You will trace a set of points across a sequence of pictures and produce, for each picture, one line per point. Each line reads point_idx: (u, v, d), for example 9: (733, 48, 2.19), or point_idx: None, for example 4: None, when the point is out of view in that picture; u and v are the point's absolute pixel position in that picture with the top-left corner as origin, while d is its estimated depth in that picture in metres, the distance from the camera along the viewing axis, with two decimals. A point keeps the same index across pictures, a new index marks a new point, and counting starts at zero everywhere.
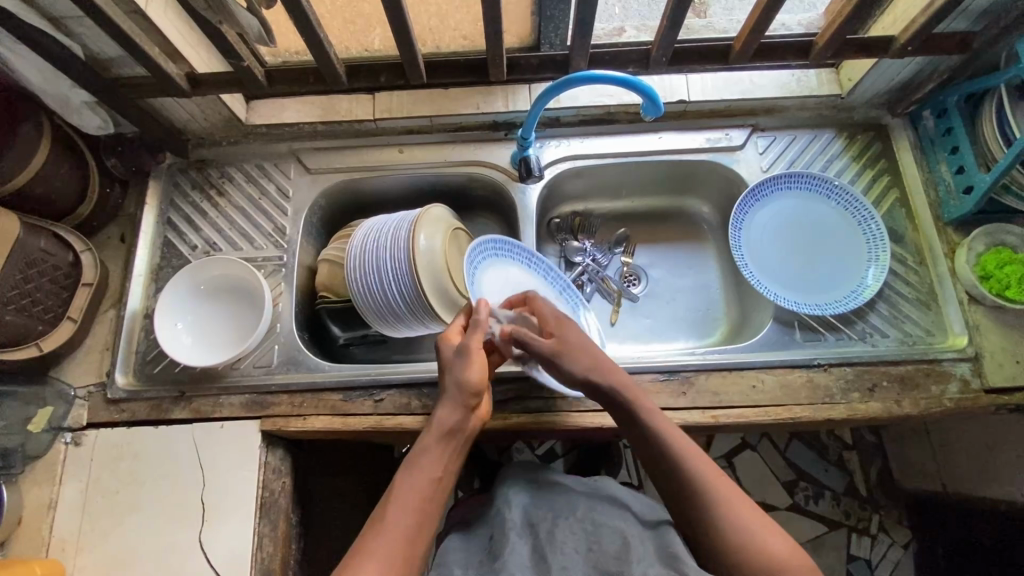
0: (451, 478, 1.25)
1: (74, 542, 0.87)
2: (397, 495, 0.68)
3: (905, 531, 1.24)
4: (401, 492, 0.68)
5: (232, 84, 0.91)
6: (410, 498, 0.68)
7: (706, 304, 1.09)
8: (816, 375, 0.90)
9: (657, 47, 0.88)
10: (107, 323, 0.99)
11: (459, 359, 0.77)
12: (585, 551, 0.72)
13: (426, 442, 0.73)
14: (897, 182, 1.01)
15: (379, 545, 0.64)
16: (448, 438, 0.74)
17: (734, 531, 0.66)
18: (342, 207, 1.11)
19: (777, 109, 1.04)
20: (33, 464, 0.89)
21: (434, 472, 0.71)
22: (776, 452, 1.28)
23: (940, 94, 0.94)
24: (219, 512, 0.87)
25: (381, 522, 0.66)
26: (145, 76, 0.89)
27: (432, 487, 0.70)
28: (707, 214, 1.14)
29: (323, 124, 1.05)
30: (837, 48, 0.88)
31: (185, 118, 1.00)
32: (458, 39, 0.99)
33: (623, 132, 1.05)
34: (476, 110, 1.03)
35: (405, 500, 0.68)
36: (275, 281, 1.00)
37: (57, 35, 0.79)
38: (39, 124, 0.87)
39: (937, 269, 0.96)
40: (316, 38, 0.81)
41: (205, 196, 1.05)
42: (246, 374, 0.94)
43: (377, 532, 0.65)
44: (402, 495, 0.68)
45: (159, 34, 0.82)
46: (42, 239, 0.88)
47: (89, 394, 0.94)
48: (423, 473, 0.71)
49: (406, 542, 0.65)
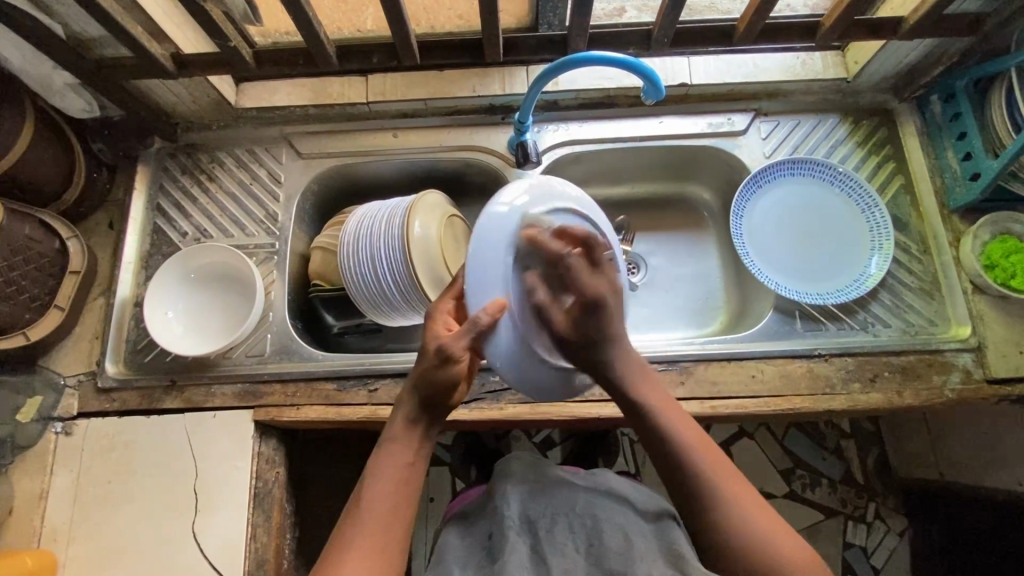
0: (448, 465, 1.25)
1: (65, 531, 0.86)
2: (370, 479, 0.61)
3: (902, 519, 1.24)
4: (373, 480, 0.61)
5: (219, 66, 0.88)
6: (384, 486, 0.61)
7: (705, 292, 1.08)
8: (816, 365, 0.89)
9: (659, 28, 0.85)
10: (97, 311, 0.97)
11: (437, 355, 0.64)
12: (586, 548, 0.70)
13: (396, 425, 0.65)
14: (903, 168, 0.99)
15: (358, 541, 0.57)
16: (420, 419, 0.65)
17: (724, 521, 0.60)
18: (336, 192, 1.08)
19: (780, 93, 1.02)
20: (24, 454, 0.88)
21: (402, 459, 0.63)
22: (774, 441, 1.28)
23: (948, 78, 0.92)
24: (212, 502, 0.86)
25: (354, 513, 0.59)
26: (130, 57, 0.86)
27: (407, 470, 0.62)
28: (708, 200, 1.12)
29: (314, 107, 1.02)
30: (843, 29, 0.85)
31: (173, 101, 0.98)
32: (453, 19, 0.96)
33: (623, 116, 1.02)
34: (472, 92, 1.01)
35: (380, 485, 0.61)
36: (267, 268, 0.98)
37: (35, 15, 0.76)
38: (22, 107, 0.84)
39: (941, 257, 0.94)
40: (304, 17, 0.78)
41: (195, 181, 1.03)
42: (238, 364, 0.93)
43: (351, 527, 0.58)
44: (373, 486, 0.61)
45: (141, 12, 0.79)
46: (27, 225, 0.85)
47: (79, 383, 0.93)
48: (395, 455, 0.63)
49: (387, 531, 0.58)
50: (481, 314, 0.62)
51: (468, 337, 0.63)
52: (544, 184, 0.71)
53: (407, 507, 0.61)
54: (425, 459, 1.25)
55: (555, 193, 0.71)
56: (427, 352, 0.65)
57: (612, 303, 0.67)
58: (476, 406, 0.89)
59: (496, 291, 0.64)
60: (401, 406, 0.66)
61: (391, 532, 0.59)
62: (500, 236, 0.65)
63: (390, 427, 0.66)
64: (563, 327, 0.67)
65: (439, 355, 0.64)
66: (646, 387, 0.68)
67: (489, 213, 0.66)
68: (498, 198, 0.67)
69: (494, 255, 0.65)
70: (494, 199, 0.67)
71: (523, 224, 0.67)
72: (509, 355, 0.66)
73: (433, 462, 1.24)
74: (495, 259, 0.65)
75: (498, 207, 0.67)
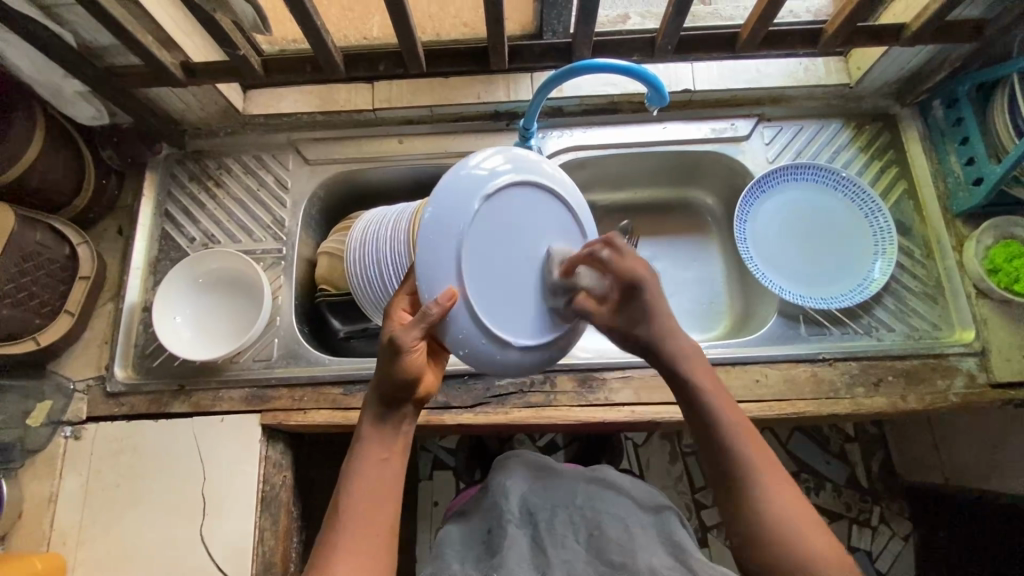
0: (452, 468, 1.25)
1: (74, 535, 0.87)
2: (348, 482, 0.61)
3: (906, 523, 1.24)
4: (350, 483, 0.61)
5: (228, 74, 0.89)
6: (364, 487, 0.60)
7: (708, 296, 1.08)
8: (820, 369, 0.89)
9: (663, 36, 0.86)
10: (106, 316, 0.98)
11: (391, 351, 0.61)
12: (586, 540, 0.72)
13: (365, 425, 0.64)
14: (906, 173, 0.99)
15: (342, 543, 0.57)
16: (386, 417, 0.63)
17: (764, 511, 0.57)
18: (342, 198, 1.09)
19: (783, 99, 1.03)
20: (33, 458, 0.89)
21: (378, 456, 0.62)
22: (778, 444, 1.28)
23: (951, 83, 0.92)
24: (219, 505, 0.87)
25: (337, 516, 0.59)
26: (140, 65, 0.87)
27: (383, 469, 0.62)
28: (712, 205, 1.13)
29: (321, 114, 1.03)
30: (846, 36, 0.86)
31: (181, 108, 0.99)
32: (459, 27, 0.97)
33: (627, 122, 1.03)
34: (476, 99, 1.01)
35: (359, 486, 0.60)
36: (274, 274, 0.99)
37: (47, 24, 0.77)
38: (33, 115, 0.85)
39: (945, 262, 0.94)
40: (312, 26, 0.79)
41: (202, 187, 1.04)
42: (246, 368, 0.94)
43: (335, 530, 0.58)
44: (351, 487, 0.60)
45: (151, 21, 0.80)
46: (37, 232, 0.86)
47: (87, 388, 0.94)
48: (368, 454, 0.62)
49: (372, 531, 0.59)
50: (431, 305, 0.58)
51: (420, 327, 0.59)
52: (506, 151, 0.66)
53: (390, 506, 0.61)
54: (430, 463, 1.25)
55: (519, 161, 0.65)
56: (383, 346, 0.62)
57: (650, 281, 0.61)
58: (482, 410, 0.90)
59: (447, 272, 0.60)
60: (366, 406, 0.64)
61: (378, 531, 0.59)
62: (457, 213, 0.61)
63: (361, 426, 0.64)
64: (608, 320, 0.63)
65: (394, 346, 0.60)
66: (693, 364, 0.63)
67: (446, 188, 0.62)
68: (457, 170, 0.63)
69: (449, 236, 0.60)
70: (453, 173, 0.63)
71: (483, 198, 0.62)
72: (467, 343, 0.61)
73: (437, 466, 1.25)
74: (450, 240, 0.60)
75: (457, 176, 0.63)
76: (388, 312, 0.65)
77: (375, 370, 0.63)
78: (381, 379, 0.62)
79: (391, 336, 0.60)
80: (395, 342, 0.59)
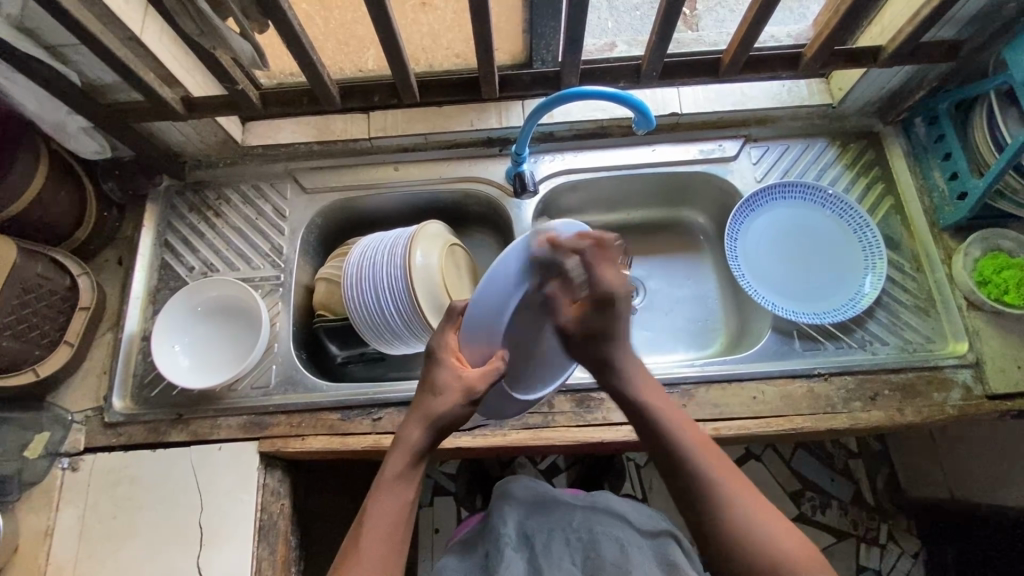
0: (453, 495, 1.24)
1: (72, 568, 0.86)
2: (370, 516, 0.60)
3: (915, 541, 1.22)
4: (369, 518, 0.60)
5: (226, 107, 0.91)
6: (381, 524, 0.59)
7: (704, 314, 1.09)
8: (816, 385, 0.90)
9: (647, 62, 0.88)
10: (105, 346, 0.99)
11: (455, 390, 0.65)
12: (583, 563, 0.73)
13: (393, 467, 0.63)
14: (891, 189, 1.01)
15: None
16: (416, 463, 0.64)
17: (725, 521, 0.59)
18: (340, 225, 1.11)
19: (769, 119, 1.05)
20: (30, 490, 0.89)
21: (403, 498, 0.61)
22: (781, 462, 1.27)
23: (930, 102, 0.95)
24: (218, 534, 0.86)
25: (354, 553, 0.58)
26: (141, 100, 0.90)
27: (404, 511, 0.61)
28: (704, 224, 1.14)
29: (318, 144, 1.06)
30: (825, 60, 0.89)
31: (181, 141, 1.01)
32: (451, 58, 1.00)
33: (617, 144, 1.05)
34: (469, 127, 1.04)
35: (374, 528, 0.59)
36: (272, 301, 1.00)
37: (52, 63, 0.80)
38: (37, 151, 0.87)
39: (934, 274, 0.95)
40: (309, 61, 0.81)
41: (202, 217, 1.05)
42: (244, 396, 0.94)
43: (354, 557, 0.57)
44: (374, 517, 0.60)
45: (152, 59, 0.83)
46: (39, 264, 0.88)
47: (86, 419, 0.94)
48: (391, 495, 0.61)
49: (386, 568, 0.58)
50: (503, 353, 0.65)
51: (490, 378, 0.65)
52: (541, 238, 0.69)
53: (403, 543, 0.60)
54: (430, 489, 1.24)
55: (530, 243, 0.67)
56: (450, 390, 0.65)
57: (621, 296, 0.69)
58: (480, 432, 0.89)
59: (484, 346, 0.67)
60: (400, 446, 0.64)
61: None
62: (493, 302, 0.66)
63: (386, 466, 0.63)
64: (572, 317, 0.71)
65: (466, 395, 0.65)
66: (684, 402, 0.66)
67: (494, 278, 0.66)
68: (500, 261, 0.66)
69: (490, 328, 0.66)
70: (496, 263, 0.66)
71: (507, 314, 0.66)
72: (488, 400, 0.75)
73: (438, 492, 1.24)
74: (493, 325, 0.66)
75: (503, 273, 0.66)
76: (443, 357, 0.68)
77: (425, 409, 0.65)
78: (433, 422, 0.64)
79: (466, 385, 0.65)
80: (474, 395, 0.64)
